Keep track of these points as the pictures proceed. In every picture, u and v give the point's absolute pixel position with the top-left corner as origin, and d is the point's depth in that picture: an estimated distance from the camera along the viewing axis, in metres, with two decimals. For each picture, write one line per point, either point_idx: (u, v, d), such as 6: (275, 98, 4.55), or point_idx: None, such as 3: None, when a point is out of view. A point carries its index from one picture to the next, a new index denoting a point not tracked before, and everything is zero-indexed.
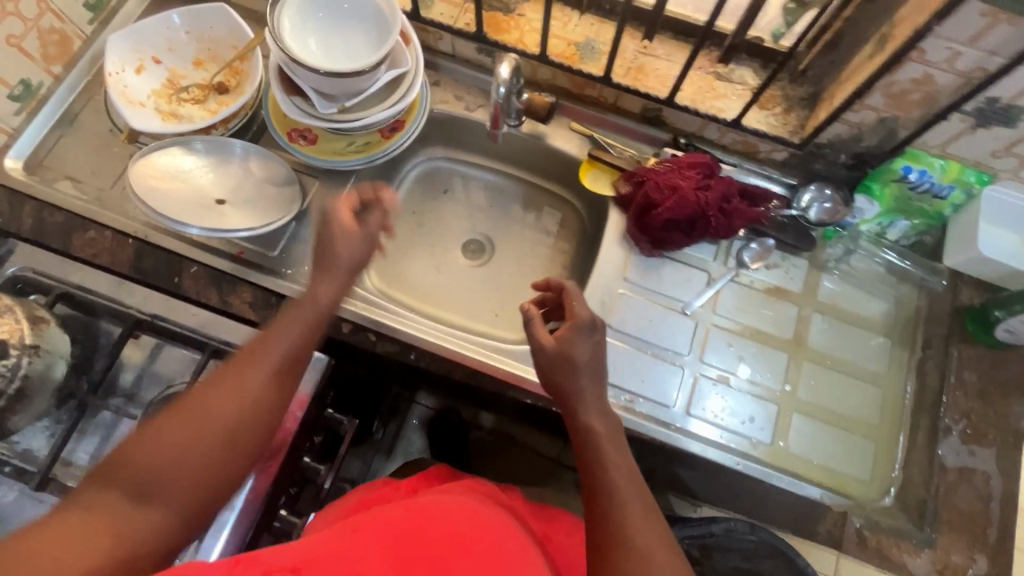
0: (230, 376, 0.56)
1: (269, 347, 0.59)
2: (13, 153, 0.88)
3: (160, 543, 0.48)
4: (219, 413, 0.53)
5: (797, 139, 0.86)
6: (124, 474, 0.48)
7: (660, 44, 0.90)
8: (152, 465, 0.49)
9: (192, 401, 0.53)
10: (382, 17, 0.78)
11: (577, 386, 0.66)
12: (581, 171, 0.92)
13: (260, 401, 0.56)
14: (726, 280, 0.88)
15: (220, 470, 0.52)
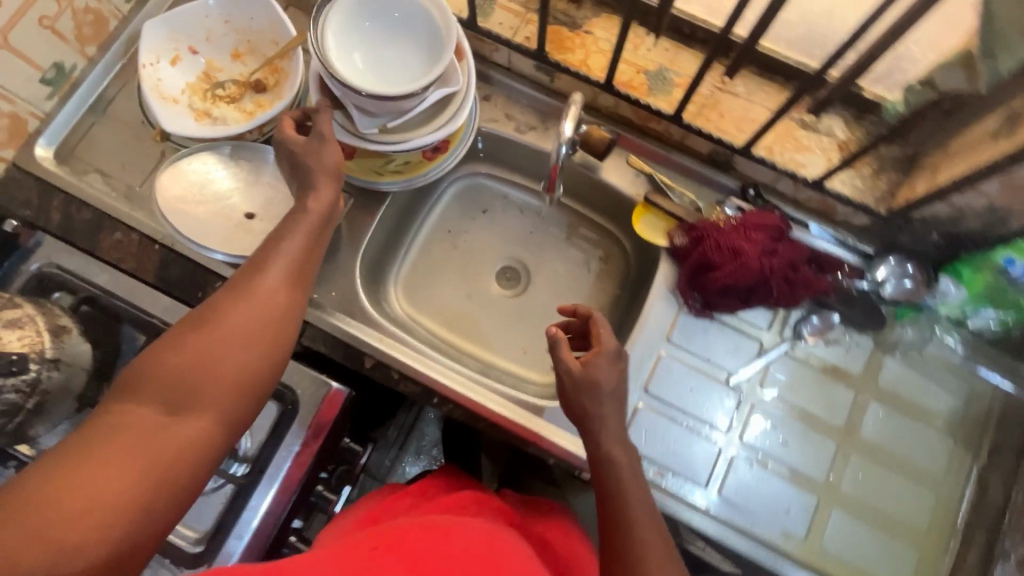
0: (240, 294, 0.60)
1: (270, 259, 0.64)
2: (44, 140, 0.84)
3: (204, 447, 0.52)
4: (231, 317, 0.58)
5: (884, 208, 0.77)
6: (148, 386, 0.52)
7: (741, 81, 0.80)
8: (179, 375, 0.53)
9: (202, 319, 0.57)
10: (435, 31, 0.71)
11: (596, 417, 0.63)
12: (634, 215, 0.84)
13: (269, 304, 0.61)
14: (778, 353, 0.81)
15: (248, 373, 0.56)
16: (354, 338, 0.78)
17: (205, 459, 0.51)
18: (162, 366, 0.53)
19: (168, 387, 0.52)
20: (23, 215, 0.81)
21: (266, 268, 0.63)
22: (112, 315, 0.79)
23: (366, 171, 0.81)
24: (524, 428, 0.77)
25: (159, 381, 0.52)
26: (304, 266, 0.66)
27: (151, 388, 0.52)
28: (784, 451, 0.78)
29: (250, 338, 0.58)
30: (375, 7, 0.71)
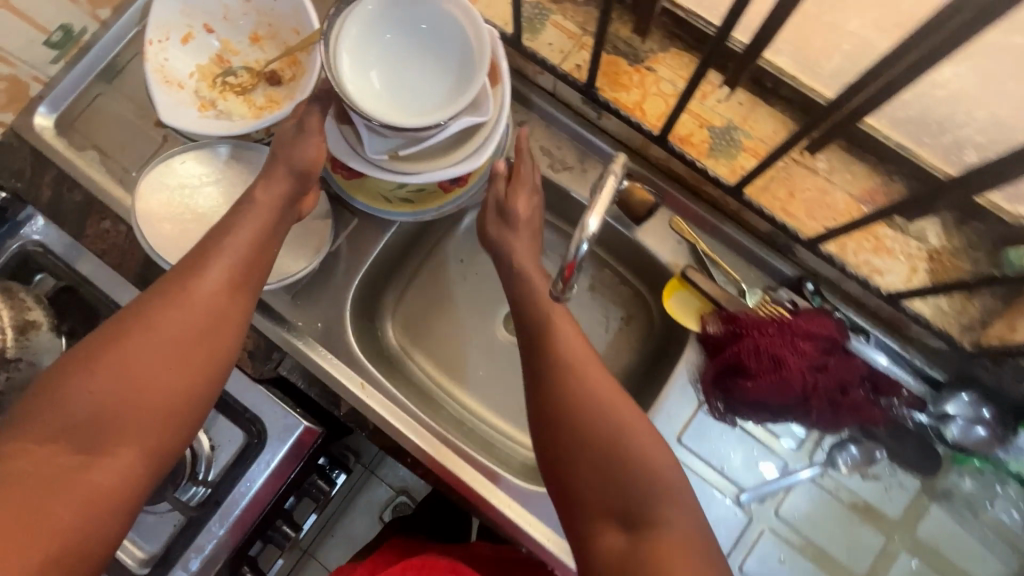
0: (172, 300, 0.56)
1: (209, 258, 0.59)
2: (44, 108, 0.78)
3: (132, 481, 0.50)
4: (156, 335, 0.54)
5: (969, 341, 0.66)
6: (60, 416, 0.49)
7: (824, 155, 0.67)
8: (97, 401, 0.51)
9: (123, 335, 0.53)
10: (468, 52, 0.60)
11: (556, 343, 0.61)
12: (665, 290, 0.73)
13: (203, 317, 0.57)
14: (804, 478, 0.70)
15: (180, 394, 0.54)
16: (332, 378, 0.72)
17: (130, 496, 0.50)
18: (75, 390, 0.50)
19: (81, 418, 0.50)
20: (15, 186, 0.76)
21: (202, 271, 0.58)
22: (89, 309, 0.75)
23: (371, 196, 0.73)
24: (499, 512, 0.70)
25: (72, 410, 0.50)
26: (250, 265, 0.61)
27: (62, 418, 0.49)
28: None
29: (179, 357, 0.54)
30: (400, 17, 0.60)
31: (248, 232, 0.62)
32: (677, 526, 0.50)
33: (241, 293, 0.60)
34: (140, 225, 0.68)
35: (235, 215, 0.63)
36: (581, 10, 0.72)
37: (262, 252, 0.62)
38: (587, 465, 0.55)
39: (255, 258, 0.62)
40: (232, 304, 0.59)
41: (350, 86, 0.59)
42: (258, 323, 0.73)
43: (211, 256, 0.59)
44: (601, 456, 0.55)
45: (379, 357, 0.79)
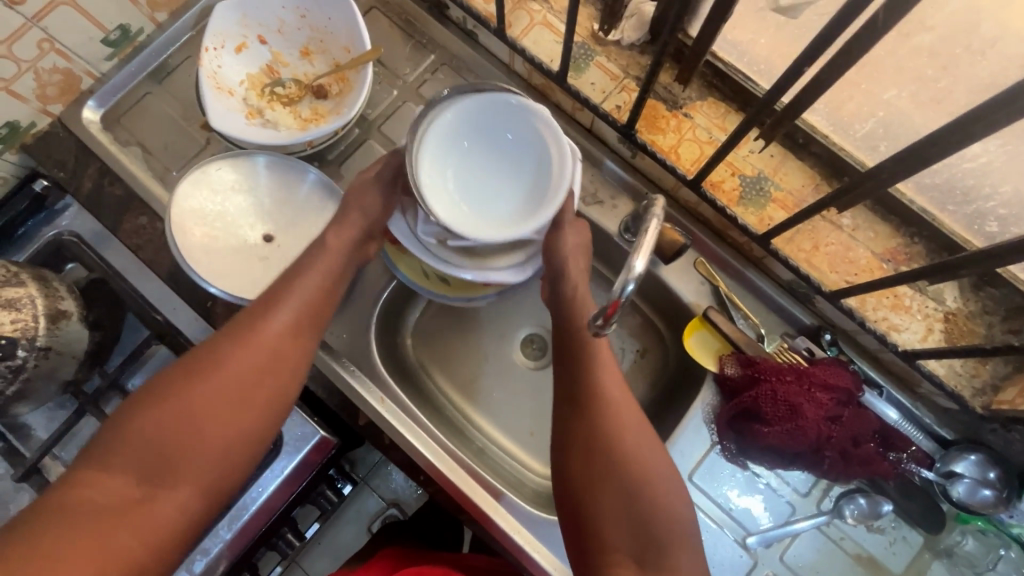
0: (239, 340, 0.59)
1: (276, 302, 0.62)
2: (94, 101, 0.80)
3: (188, 515, 0.53)
4: (222, 376, 0.57)
5: (979, 405, 0.66)
6: (130, 449, 0.53)
7: (850, 212, 0.69)
8: (164, 436, 0.54)
9: (192, 375, 0.57)
10: (546, 167, 0.64)
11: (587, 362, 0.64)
12: (685, 328, 0.74)
13: (267, 357, 0.59)
14: (811, 526, 0.71)
15: (242, 435, 0.57)
16: (350, 389, 0.72)
17: (185, 530, 0.53)
18: (145, 425, 0.54)
19: (149, 454, 0.53)
20: (56, 175, 0.78)
21: (268, 315, 0.61)
22: (119, 302, 0.76)
23: (414, 270, 0.74)
24: (507, 536, 0.70)
25: (139, 445, 0.53)
26: (315, 309, 0.64)
27: (127, 452, 0.52)
28: None
29: (241, 399, 0.57)
30: (489, 123, 0.65)
31: (311, 276, 0.64)
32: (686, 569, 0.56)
33: (304, 335, 0.63)
34: (171, 234, 0.68)
35: (306, 258, 0.66)
36: (625, 54, 0.75)
37: (326, 295, 0.65)
38: (607, 483, 0.59)
39: (317, 303, 0.64)
40: (295, 347, 0.61)
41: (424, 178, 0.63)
42: None
43: (278, 300, 0.62)
44: (626, 492, 0.58)
45: (398, 372, 0.80)
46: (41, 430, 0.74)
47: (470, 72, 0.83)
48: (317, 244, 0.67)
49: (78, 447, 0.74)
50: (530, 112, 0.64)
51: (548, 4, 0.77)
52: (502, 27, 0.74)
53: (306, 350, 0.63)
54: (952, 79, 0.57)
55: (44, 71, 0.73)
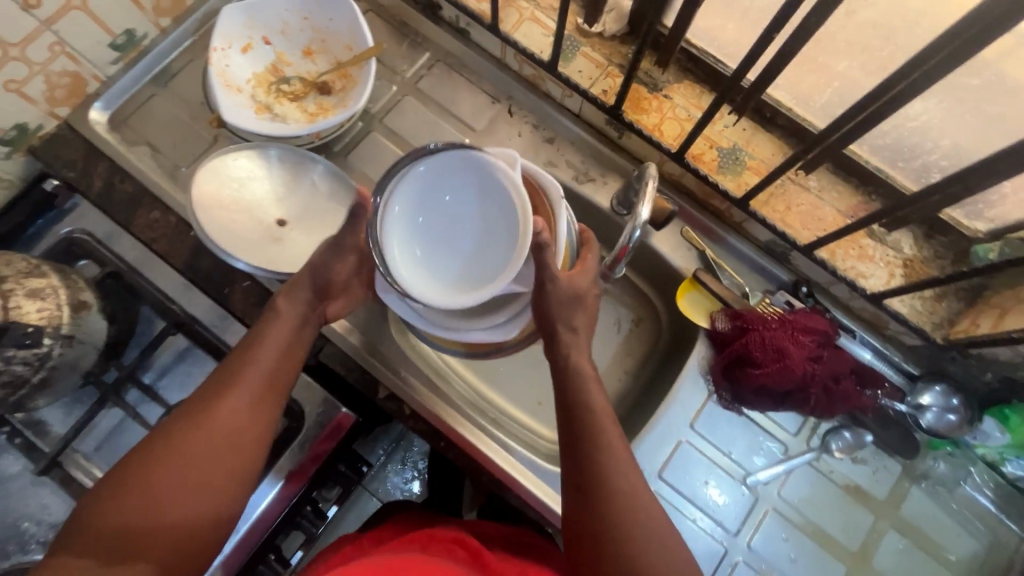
0: (202, 415, 0.57)
1: (234, 376, 0.60)
2: (100, 103, 0.82)
3: None
4: (185, 455, 0.54)
5: (940, 335, 0.74)
6: (96, 534, 0.49)
7: (816, 176, 0.77)
8: (123, 528, 0.50)
9: (156, 452, 0.54)
10: (501, 209, 0.59)
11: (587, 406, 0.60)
12: (678, 290, 0.81)
13: (233, 428, 0.57)
14: (802, 462, 0.78)
15: (212, 509, 0.54)
16: (370, 364, 0.76)
17: None
18: (104, 519, 0.50)
19: (116, 537, 0.50)
20: (66, 175, 0.80)
21: (230, 385, 0.59)
22: (133, 296, 0.78)
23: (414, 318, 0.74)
24: (528, 491, 0.75)
25: (104, 530, 0.50)
26: (279, 375, 0.62)
27: (94, 537, 0.49)
28: (791, 567, 0.75)
29: (206, 479, 0.54)
30: (426, 193, 0.60)
31: (271, 345, 0.63)
32: None
33: (269, 403, 0.61)
34: (195, 215, 0.71)
35: (262, 325, 0.65)
36: (608, 44, 0.82)
37: (287, 362, 0.64)
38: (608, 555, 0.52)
39: (277, 370, 0.62)
40: (260, 414, 0.59)
41: (402, 275, 0.60)
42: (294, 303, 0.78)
43: (239, 372, 0.60)
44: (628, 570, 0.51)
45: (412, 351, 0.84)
46: (58, 425, 0.74)
47: (464, 67, 0.89)
48: (267, 308, 0.66)
49: (96, 440, 0.75)
50: (453, 162, 0.59)
51: (535, 1, 0.84)
52: (495, 23, 0.81)
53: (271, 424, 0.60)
54: (895, 48, 0.61)
55: (54, 74, 0.75)
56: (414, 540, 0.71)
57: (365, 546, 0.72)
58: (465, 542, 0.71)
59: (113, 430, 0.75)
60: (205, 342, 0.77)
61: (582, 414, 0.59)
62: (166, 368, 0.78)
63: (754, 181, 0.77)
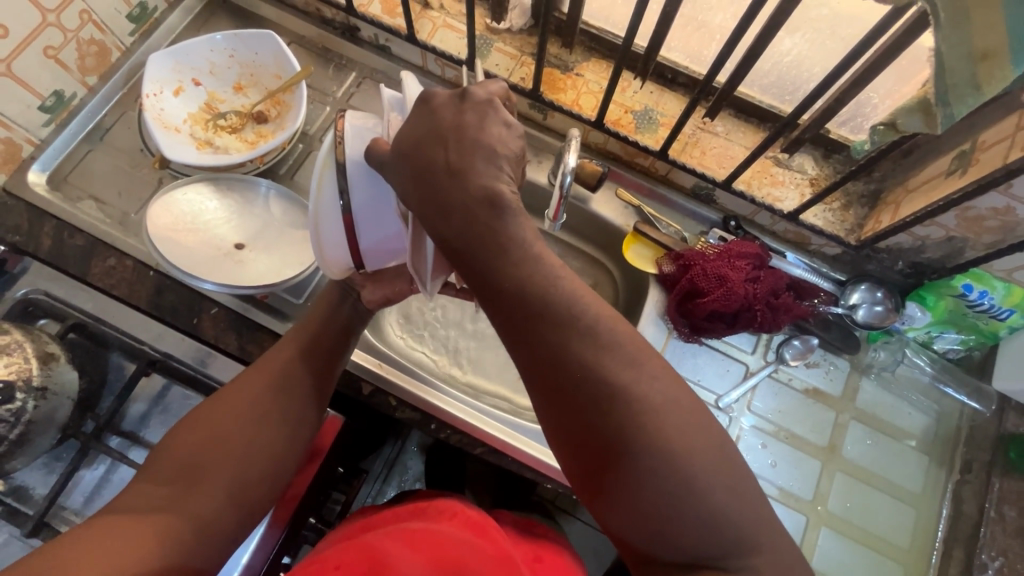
0: (255, 371, 0.66)
1: (282, 348, 0.69)
2: (37, 166, 0.83)
3: (215, 520, 0.57)
4: (240, 401, 0.63)
5: (854, 238, 0.83)
6: (168, 464, 0.58)
7: (721, 122, 0.86)
8: (190, 455, 0.59)
9: (216, 400, 0.63)
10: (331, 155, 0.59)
11: (529, 270, 0.46)
12: (624, 244, 0.88)
13: (279, 379, 0.66)
14: (763, 375, 0.85)
15: (264, 446, 0.62)
16: (353, 364, 0.79)
17: (215, 533, 0.57)
18: (177, 448, 0.59)
19: (183, 465, 0.58)
20: (13, 240, 0.80)
21: (279, 349, 0.69)
22: (99, 344, 0.78)
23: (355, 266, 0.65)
24: (525, 454, 0.79)
25: (174, 458, 0.58)
26: (320, 339, 0.70)
27: (166, 465, 0.58)
28: (772, 472, 0.81)
29: (257, 420, 0.62)
30: None
31: (312, 321, 0.71)
32: (743, 520, 0.45)
33: (313, 361, 0.69)
34: (154, 242, 0.73)
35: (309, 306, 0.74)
36: (517, 37, 0.90)
37: (328, 330, 0.72)
38: (624, 452, 0.45)
39: (319, 334, 0.71)
40: (305, 368, 0.68)
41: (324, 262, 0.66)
42: (263, 319, 0.80)
43: (287, 343, 0.69)
44: (653, 461, 0.44)
45: (390, 348, 0.88)
46: (39, 486, 0.73)
47: (392, 81, 0.95)
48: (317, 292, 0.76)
49: (83, 492, 0.74)
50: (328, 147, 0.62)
51: (445, 9, 0.91)
52: (412, 33, 0.87)
53: (316, 386, 0.68)
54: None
55: None
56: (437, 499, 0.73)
57: (376, 515, 0.73)
58: (463, 508, 0.70)
59: (103, 480, 0.75)
60: (181, 376, 0.78)
61: (551, 308, 0.46)
62: (146, 409, 0.78)
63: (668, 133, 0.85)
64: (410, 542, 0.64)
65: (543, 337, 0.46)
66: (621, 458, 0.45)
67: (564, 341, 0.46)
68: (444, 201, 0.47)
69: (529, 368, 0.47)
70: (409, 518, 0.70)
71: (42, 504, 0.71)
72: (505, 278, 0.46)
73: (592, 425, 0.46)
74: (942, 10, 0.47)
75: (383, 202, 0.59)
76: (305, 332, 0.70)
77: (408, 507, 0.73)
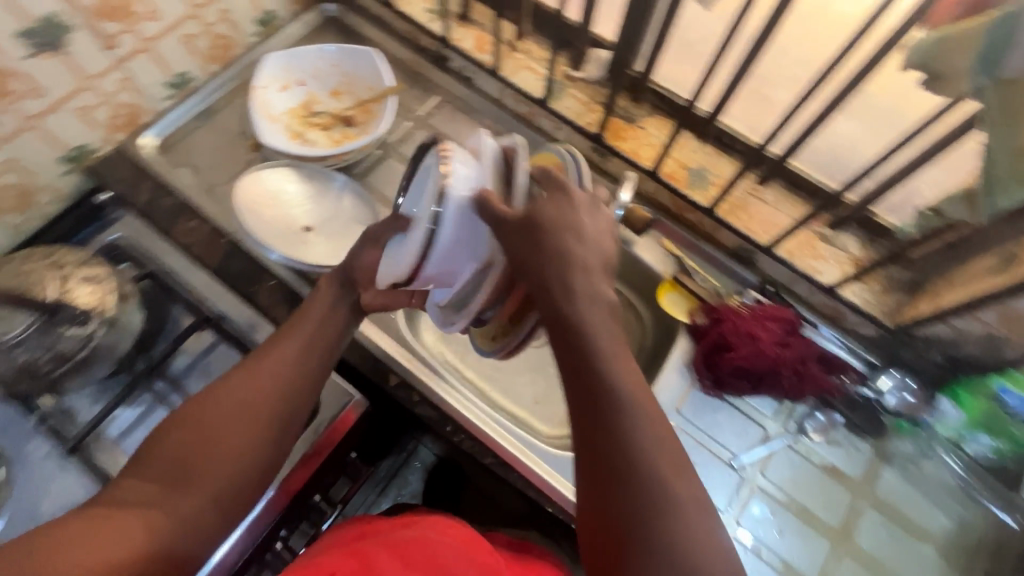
0: (252, 366, 0.64)
1: (278, 343, 0.67)
2: (152, 131, 0.94)
3: (199, 520, 0.56)
4: (228, 398, 0.61)
5: (889, 321, 0.85)
6: (155, 461, 0.57)
7: (771, 191, 0.89)
8: (175, 453, 0.58)
9: (207, 395, 0.62)
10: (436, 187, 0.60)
11: (605, 344, 0.54)
12: (660, 290, 0.92)
13: (278, 378, 0.64)
14: (781, 443, 0.85)
15: (253, 447, 0.60)
16: (388, 355, 0.84)
17: (198, 533, 0.56)
18: (163, 445, 0.58)
19: (170, 463, 0.57)
20: (116, 190, 0.90)
21: (278, 345, 0.67)
22: (166, 293, 0.85)
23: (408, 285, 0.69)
24: (531, 472, 0.80)
25: (161, 457, 0.58)
26: (318, 337, 0.69)
27: (152, 464, 0.57)
28: (778, 542, 0.80)
29: (248, 417, 0.61)
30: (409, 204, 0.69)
31: (310, 318, 0.70)
32: None
33: (309, 359, 0.67)
34: (241, 214, 0.85)
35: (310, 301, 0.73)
36: (590, 87, 0.98)
37: (327, 327, 0.70)
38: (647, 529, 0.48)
39: (318, 333, 0.69)
40: (302, 369, 0.66)
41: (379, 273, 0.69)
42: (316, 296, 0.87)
43: (284, 339, 0.68)
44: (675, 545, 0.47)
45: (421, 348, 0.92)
46: (84, 412, 0.79)
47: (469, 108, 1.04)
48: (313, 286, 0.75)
49: (121, 426, 0.79)
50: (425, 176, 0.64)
51: (529, 53, 1.00)
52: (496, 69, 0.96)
53: (310, 386, 0.66)
54: None
55: (117, 104, 0.88)
56: (438, 520, 0.72)
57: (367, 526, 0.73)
58: (456, 526, 0.72)
59: (141, 418, 0.80)
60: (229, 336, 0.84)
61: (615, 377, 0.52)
62: (192, 361, 0.84)
63: (718, 193, 0.90)
64: (406, 551, 0.64)
65: (602, 406, 0.52)
66: (641, 534, 0.48)
67: (617, 416, 0.51)
68: (553, 271, 0.56)
69: (579, 428, 0.53)
70: (405, 529, 0.69)
71: (83, 428, 0.76)
72: (581, 343, 0.54)
73: (619, 493, 0.49)
74: (996, 107, 0.51)
75: (465, 244, 0.61)
76: (307, 329, 0.69)
77: (393, 521, 0.74)
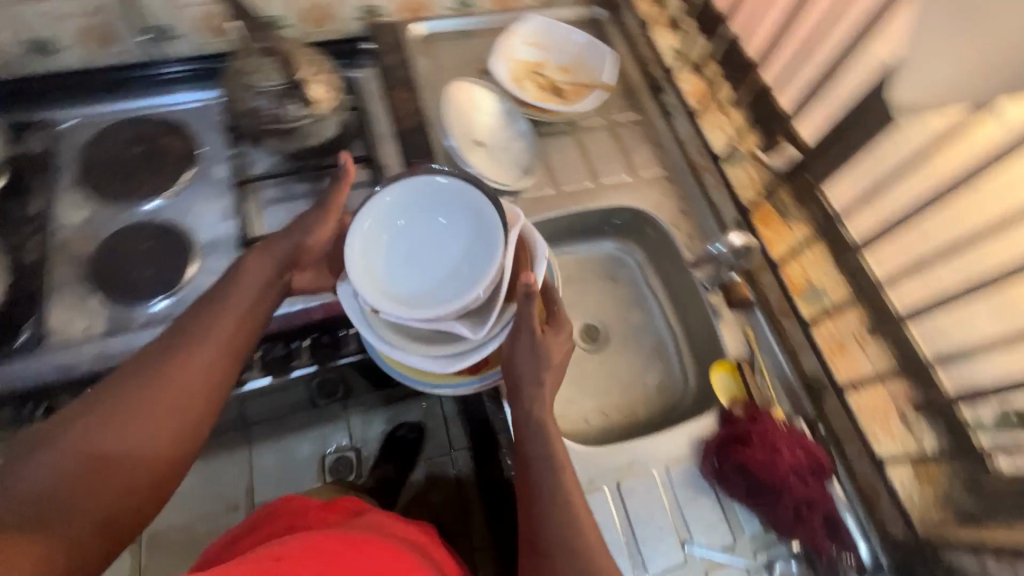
0: (161, 371, 0.62)
1: (191, 341, 0.65)
2: (426, 25, 1.15)
3: (99, 530, 0.55)
4: (138, 393, 0.60)
5: (920, 529, 0.78)
6: (29, 481, 0.53)
7: (876, 346, 0.87)
8: (66, 470, 0.54)
9: (96, 405, 0.58)
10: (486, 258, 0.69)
11: (544, 442, 0.71)
12: (717, 365, 0.93)
13: (188, 384, 0.62)
14: (741, 562, 0.81)
15: (159, 449, 0.59)
16: None
17: (96, 543, 0.55)
18: (42, 466, 0.54)
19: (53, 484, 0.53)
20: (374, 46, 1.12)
21: (191, 343, 0.64)
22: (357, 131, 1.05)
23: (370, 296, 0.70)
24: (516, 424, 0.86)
25: (38, 477, 0.53)
26: (239, 335, 0.68)
27: (29, 481, 0.53)
28: None
29: (152, 422, 0.59)
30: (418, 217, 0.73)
31: (231, 309, 0.68)
32: None
33: (226, 360, 0.66)
34: (445, 99, 1.03)
35: (223, 291, 0.70)
36: (767, 172, 1.03)
37: (249, 322, 0.69)
38: None
39: (236, 332, 0.68)
40: (217, 372, 0.65)
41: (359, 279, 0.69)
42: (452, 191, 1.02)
43: (199, 330, 0.66)
44: None
45: None
46: (257, 167, 1.00)
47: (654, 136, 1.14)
48: (238, 264, 0.72)
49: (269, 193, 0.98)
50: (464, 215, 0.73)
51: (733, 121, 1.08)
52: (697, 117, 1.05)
53: (219, 389, 0.65)
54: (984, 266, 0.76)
55: None
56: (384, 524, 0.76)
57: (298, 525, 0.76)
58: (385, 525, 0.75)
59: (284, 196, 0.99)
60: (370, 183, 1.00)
61: (539, 471, 0.69)
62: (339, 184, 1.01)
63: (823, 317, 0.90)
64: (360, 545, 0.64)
65: (534, 500, 0.69)
66: None
67: (544, 505, 0.68)
68: (520, 383, 0.72)
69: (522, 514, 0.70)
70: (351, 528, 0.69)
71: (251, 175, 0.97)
72: (526, 443, 0.71)
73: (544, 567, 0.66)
74: None
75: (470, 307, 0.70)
76: (223, 329, 0.67)
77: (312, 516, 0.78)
